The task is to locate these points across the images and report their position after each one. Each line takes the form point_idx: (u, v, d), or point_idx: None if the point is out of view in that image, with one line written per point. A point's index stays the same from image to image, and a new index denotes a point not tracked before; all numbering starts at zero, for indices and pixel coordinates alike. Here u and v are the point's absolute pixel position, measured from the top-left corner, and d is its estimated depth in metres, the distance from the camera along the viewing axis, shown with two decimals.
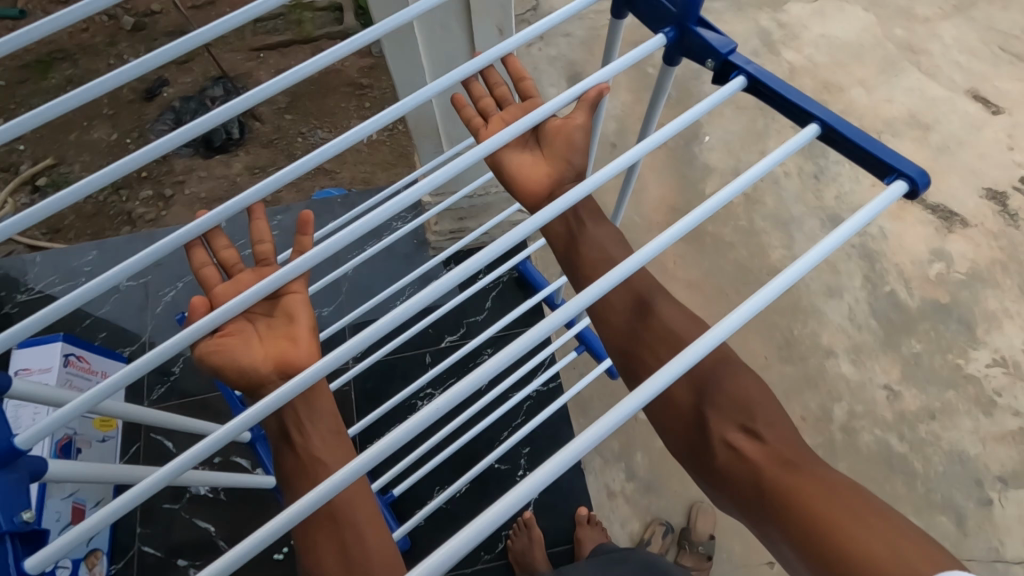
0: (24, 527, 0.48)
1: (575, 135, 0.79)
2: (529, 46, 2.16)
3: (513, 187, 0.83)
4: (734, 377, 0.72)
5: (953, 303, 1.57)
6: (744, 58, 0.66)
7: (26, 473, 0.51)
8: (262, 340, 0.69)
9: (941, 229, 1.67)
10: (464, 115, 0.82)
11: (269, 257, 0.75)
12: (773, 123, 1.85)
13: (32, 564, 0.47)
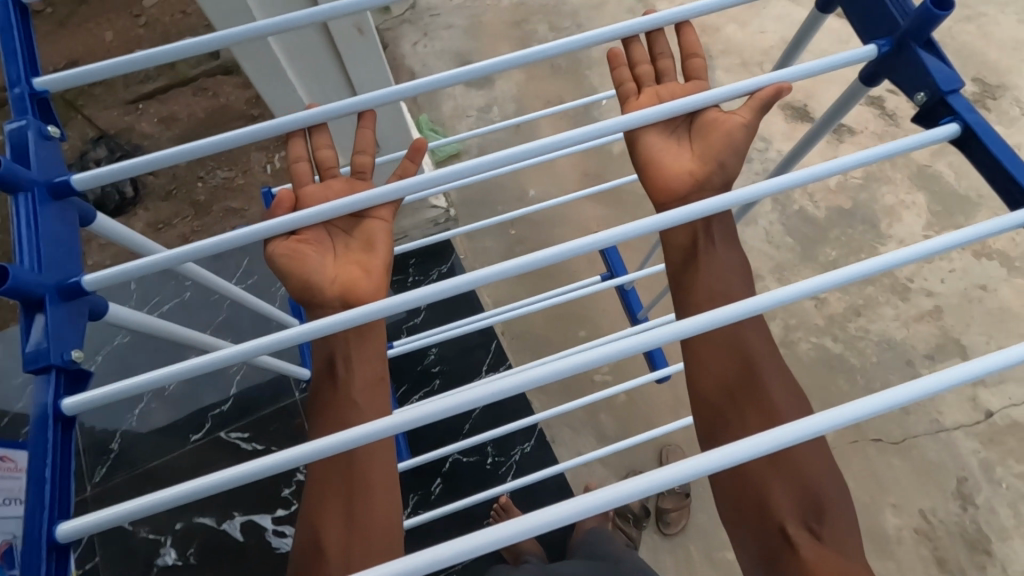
0: (72, 364, 0.52)
1: (738, 134, 0.76)
2: (414, 43, 2.14)
3: (648, 170, 0.82)
4: (819, 467, 0.68)
5: (856, 206, 1.67)
6: (965, 99, 0.59)
7: (83, 310, 0.56)
8: (337, 259, 0.79)
9: (833, 140, 1.78)
10: (618, 77, 0.85)
11: (364, 170, 0.82)
12: None
13: (69, 405, 0.49)
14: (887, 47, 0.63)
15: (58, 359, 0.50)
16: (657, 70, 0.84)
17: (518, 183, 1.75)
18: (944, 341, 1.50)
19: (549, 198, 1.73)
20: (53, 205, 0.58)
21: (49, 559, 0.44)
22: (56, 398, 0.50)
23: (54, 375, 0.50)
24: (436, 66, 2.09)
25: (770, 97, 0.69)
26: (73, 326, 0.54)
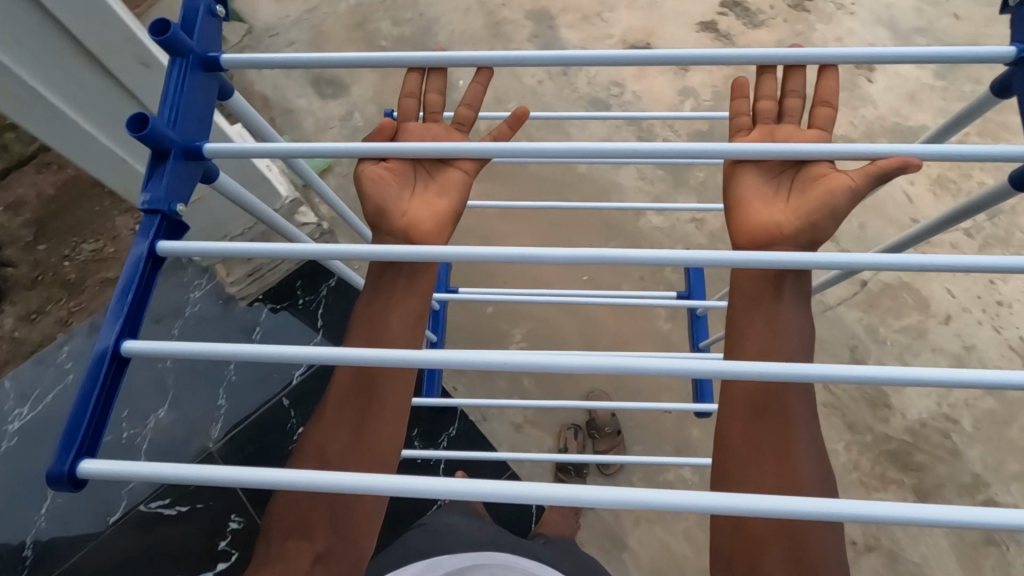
0: (176, 215, 0.58)
1: (839, 199, 0.71)
2: (259, 68, 2.08)
3: (738, 206, 0.80)
4: (825, 538, 0.65)
5: (712, 127, 1.80)
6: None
7: (200, 171, 0.62)
8: (412, 199, 0.85)
9: (679, 72, 1.90)
10: (735, 106, 0.84)
11: (464, 122, 0.88)
12: (510, 45, 2.03)
13: (163, 249, 0.56)
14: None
15: (167, 207, 0.57)
16: (772, 108, 0.82)
17: None
18: None
19: None
20: (202, 75, 0.63)
21: (108, 367, 0.52)
22: (152, 242, 0.56)
23: (159, 223, 0.57)
24: (287, 86, 2.01)
25: (891, 172, 0.62)
26: (186, 185, 0.60)
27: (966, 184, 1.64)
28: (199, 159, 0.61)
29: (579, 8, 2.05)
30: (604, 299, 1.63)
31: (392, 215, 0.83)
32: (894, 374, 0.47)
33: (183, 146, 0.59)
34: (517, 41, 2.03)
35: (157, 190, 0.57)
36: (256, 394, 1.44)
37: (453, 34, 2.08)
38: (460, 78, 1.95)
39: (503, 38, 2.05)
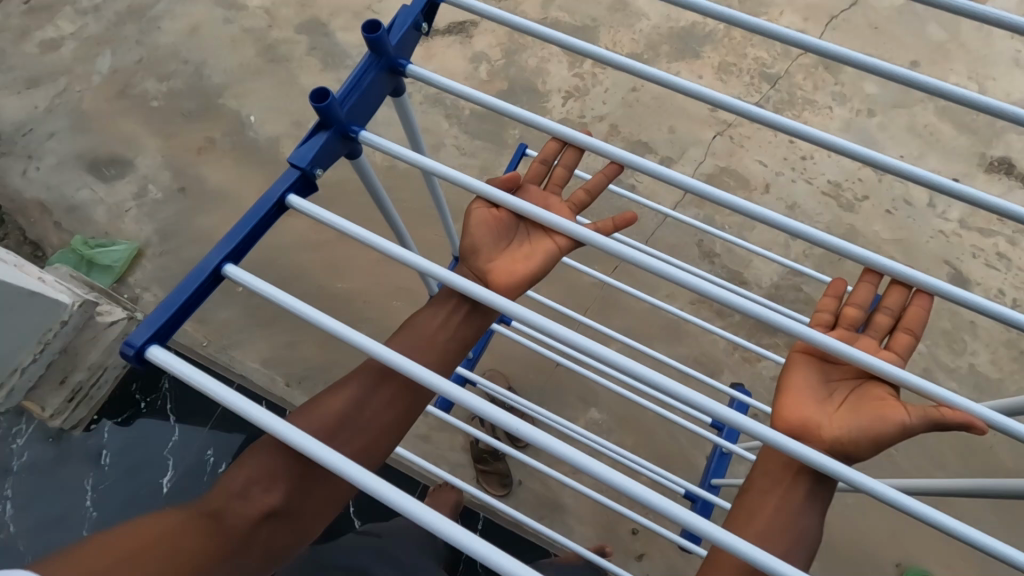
0: (313, 175, 0.73)
1: (888, 429, 0.69)
2: (21, 172, 1.83)
3: (783, 393, 0.76)
4: None
5: (512, 84, 1.81)
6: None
7: (345, 148, 0.76)
8: (502, 250, 0.87)
9: (464, 39, 1.89)
10: (818, 304, 0.80)
11: (577, 204, 0.89)
12: (291, 64, 1.92)
13: (295, 199, 0.70)
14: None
15: (307, 168, 0.72)
16: (855, 317, 0.77)
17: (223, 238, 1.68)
18: (632, 147, 1.69)
19: None
20: (375, 78, 0.76)
21: (213, 276, 0.67)
22: (288, 191, 0.72)
23: (299, 177, 0.72)
24: (62, 181, 1.80)
25: (958, 425, 0.65)
26: (325, 159, 0.74)
27: (745, 65, 1.77)
28: (351, 141, 0.76)
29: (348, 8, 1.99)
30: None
31: (479, 257, 0.85)
32: (745, 552, 0.49)
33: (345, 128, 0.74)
34: (297, 59, 1.93)
35: (305, 152, 0.72)
36: (127, 517, 1.19)
37: (224, 71, 1.92)
38: (250, 114, 1.84)
39: (280, 60, 1.93)
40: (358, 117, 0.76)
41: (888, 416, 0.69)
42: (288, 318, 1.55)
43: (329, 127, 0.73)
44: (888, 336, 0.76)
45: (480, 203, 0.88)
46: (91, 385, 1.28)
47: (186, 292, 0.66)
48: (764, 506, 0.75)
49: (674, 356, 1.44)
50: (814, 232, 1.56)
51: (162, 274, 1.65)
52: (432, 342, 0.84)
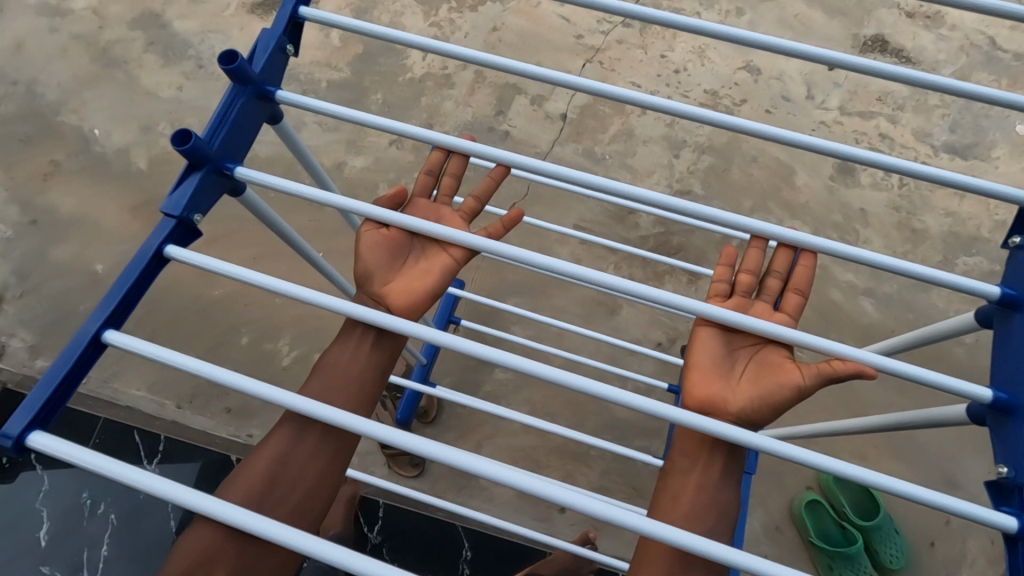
0: (189, 222, 0.62)
1: (787, 395, 0.63)
2: None
3: (689, 369, 0.68)
4: None
5: (368, 45, 1.68)
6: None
7: (226, 184, 0.65)
8: (395, 272, 0.73)
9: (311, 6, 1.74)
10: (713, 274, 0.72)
11: (468, 214, 0.76)
12: (129, 64, 1.75)
13: (172, 251, 0.59)
14: (998, 403, 0.51)
15: (182, 215, 0.61)
16: (751, 282, 0.70)
17: (86, 266, 1.56)
18: (502, 92, 1.59)
19: (127, 257, 1.56)
20: (247, 105, 0.65)
21: (87, 350, 0.56)
22: (163, 243, 0.60)
23: (174, 229, 0.61)
24: None
25: (848, 375, 0.59)
26: (203, 202, 0.63)
27: None
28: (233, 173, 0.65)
29: None
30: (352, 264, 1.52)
31: (375, 281, 0.72)
32: (674, 539, 0.47)
33: (219, 164, 0.63)
34: (135, 58, 1.76)
35: (178, 197, 0.61)
36: None
37: (57, 85, 1.74)
38: (94, 127, 1.69)
39: (117, 62, 1.76)
40: (235, 148, 0.65)
41: (786, 380, 0.64)
42: (170, 339, 1.46)
43: (203, 163, 0.62)
44: (784, 296, 0.69)
45: (369, 223, 0.74)
46: None
47: (61, 372, 0.55)
48: (689, 486, 0.69)
49: (570, 301, 1.40)
50: (696, 147, 1.50)
51: (27, 318, 1.51)
52: (341, 377, 0.74)
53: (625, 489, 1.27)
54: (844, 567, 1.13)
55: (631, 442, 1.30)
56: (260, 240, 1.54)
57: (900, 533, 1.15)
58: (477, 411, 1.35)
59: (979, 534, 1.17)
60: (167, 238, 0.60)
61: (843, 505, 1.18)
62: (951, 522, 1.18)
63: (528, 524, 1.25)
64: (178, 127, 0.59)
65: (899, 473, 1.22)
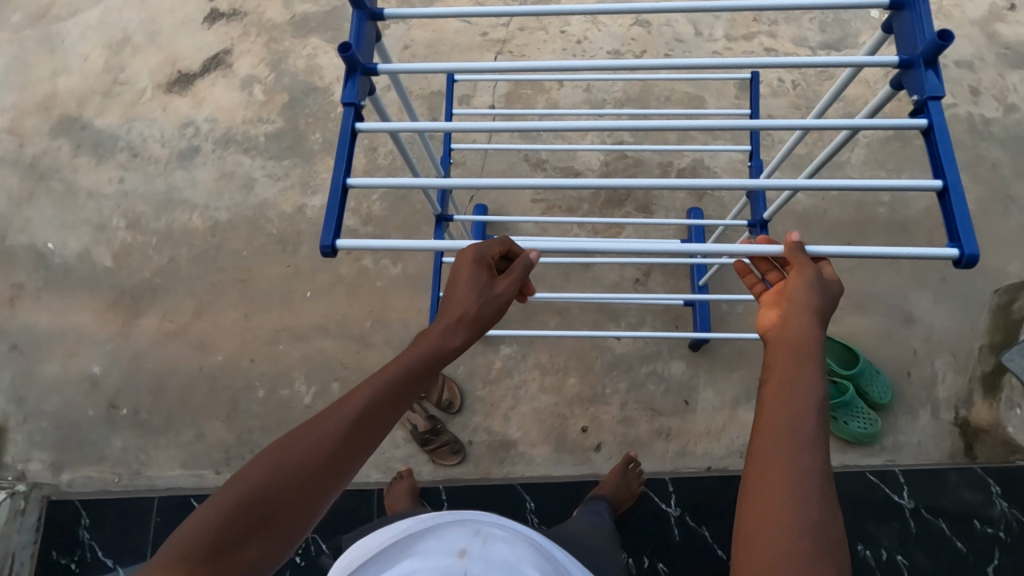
0: (359, 109, 0.80)
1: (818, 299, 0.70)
2: None
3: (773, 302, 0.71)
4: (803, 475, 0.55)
5: (293, 92, 1.77)
6: (941, 106, 0.71)
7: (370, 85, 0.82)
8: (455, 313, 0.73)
9: (225, 71, 1.81)
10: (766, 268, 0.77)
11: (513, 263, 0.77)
12: (62, 171, 1.76)
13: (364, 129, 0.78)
14: (904, 62, 0.73)
15: (356, 102, 0.78)
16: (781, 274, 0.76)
17: (79, 371, 1.56)
18: (430, 101, 1.70)
19: (116, 350, 1.57)
20: (369, 23, 0.82)
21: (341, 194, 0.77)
22: (350, 125, 0.78)
23: (352, 114, 0.79)
24: None
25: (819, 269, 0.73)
26: (363, 94, 0.81)
27: None
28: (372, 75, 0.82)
29: (93, 89, 1.84)
30: (348, 277, 1.58)
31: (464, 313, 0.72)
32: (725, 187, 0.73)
33: (366, 66, 0.80)
34: (66, 163, 1.77)
35: (349, 89, 0.78)
36: None
37: None
38: (47, 240, 1.69)
39: (49, 173, 1.76)
40: (370, 52, 0.82)
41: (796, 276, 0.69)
42: (188, 412, 1.50)
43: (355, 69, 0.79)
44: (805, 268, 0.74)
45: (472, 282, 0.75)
46: (26, 553, 1.35)
47: (332, 216, 0.76)
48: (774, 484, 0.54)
49: (545, 267, 1.50)
50: (615, 103, 1.65)
51: (37, 438, 1.50)
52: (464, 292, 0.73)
53: (646, 412, 1.39)
54: (848, 414, 1.29)
55: (638, 370, 1.42)
56: (245, 297, 1.58)
57: (881, 372, 1.33)
58: (496, 388, 1.43)
59: (942, 354, 1.36)
60: (351, 120, 0.78)
61: (828, 363, 1.34)
62: (917, 351, 1.37)
63: (571, 471, 1.36)
64: (337, 41, 0.76)
65: (863, 324, 1.40)
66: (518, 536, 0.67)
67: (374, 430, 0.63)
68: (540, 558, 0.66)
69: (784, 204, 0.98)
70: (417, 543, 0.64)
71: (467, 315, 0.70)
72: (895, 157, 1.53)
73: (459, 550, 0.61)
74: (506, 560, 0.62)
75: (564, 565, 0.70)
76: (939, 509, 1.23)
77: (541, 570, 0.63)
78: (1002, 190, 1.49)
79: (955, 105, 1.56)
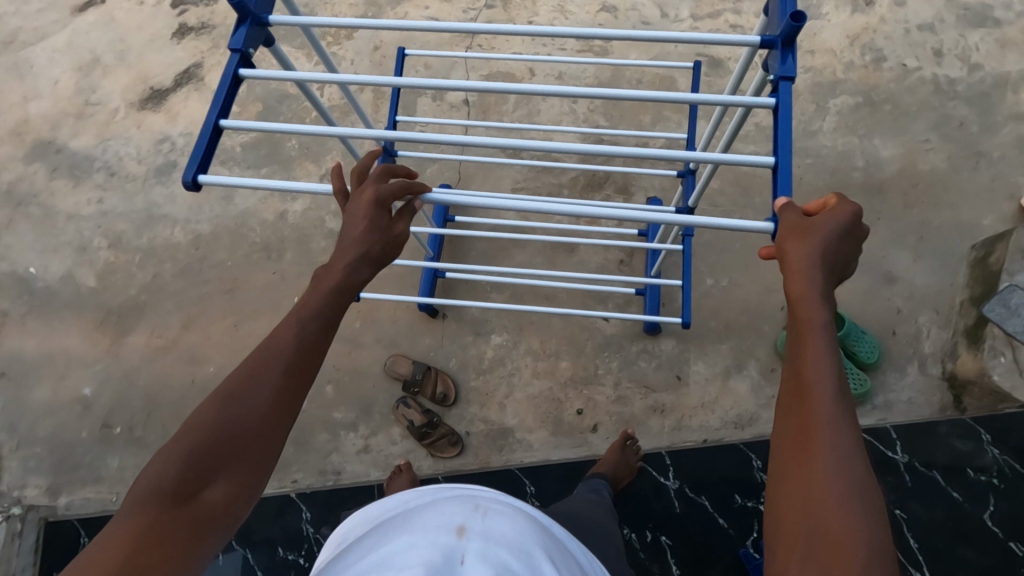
0: (247, 52, 0.81)
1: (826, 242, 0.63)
2: None
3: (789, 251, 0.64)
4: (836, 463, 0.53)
5: (267, 101, 1.77)
6: (791, 87, 0.73)
7: (266, 34, 0.83)
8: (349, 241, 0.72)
9: (197, 85, 1.81)
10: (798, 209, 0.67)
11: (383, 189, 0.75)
12: (39, 195, 1.75)
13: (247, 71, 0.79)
14: (765, 42, 0.73)
15: (241, 47, 0.80)
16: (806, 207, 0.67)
17: (70, 392, 1.55)
18: (405, 99, 1.70)
19: (107, 370, 1.56)
20: None
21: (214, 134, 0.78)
22: (233, 69, 0.80)
23: (238, 56, 0.80)
24: None
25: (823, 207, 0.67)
26: (254, 43, 0.82)
27: None
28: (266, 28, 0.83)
29: (64, 113, 1.83)
30: None
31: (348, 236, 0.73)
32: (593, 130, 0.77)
33: (258, 16, 0.81)
34: (43, 188, 1.76)
35: (235, 35, 0.79)
36: None
37: None
38: (29, 266, 1.68)
39: (26, 199, 1.75)
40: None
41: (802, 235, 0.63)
42: (184, 425, 1.49)
43: (246, 17, 0.80)
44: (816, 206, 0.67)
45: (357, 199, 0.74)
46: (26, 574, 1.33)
47: (199, 151, 0.76)
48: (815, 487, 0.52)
49: (530, 254, 1.51)
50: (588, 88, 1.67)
51: (32, 464, 1.49)
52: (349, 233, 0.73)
53: (640, 390, 1.40)
54: None
55: (628, 349, 1.43)
56: (233, 306, 1.58)
57: (867, 332, 1.35)
58: (489, 377, 1.44)
59: (925, 310, 1.39)
60: (234, 61, 0.80)
61: None
62: (901, 310, 1.39)
63: (569, 454, 1.36)
64: None
65: (847, 287, 1.42)
66: (517, 511, 0.68)
67: (307, 360, 0.66)
68: (537, 532, 0.66)
69: (705, 185, 0.96)
70: (416, 520, 0.64)
71: (358, 250, 0.71)
72: (865, 123, 1.55)
73: (459, 526, 0.61)
74: (506, 532, 0.62)
75: (564, 541, 0.69)
76: (933, 461, 1.25)
77: (538, 545, 0.63)
78: (971, 147, 1.51)
79: (920, 67, 1.59)
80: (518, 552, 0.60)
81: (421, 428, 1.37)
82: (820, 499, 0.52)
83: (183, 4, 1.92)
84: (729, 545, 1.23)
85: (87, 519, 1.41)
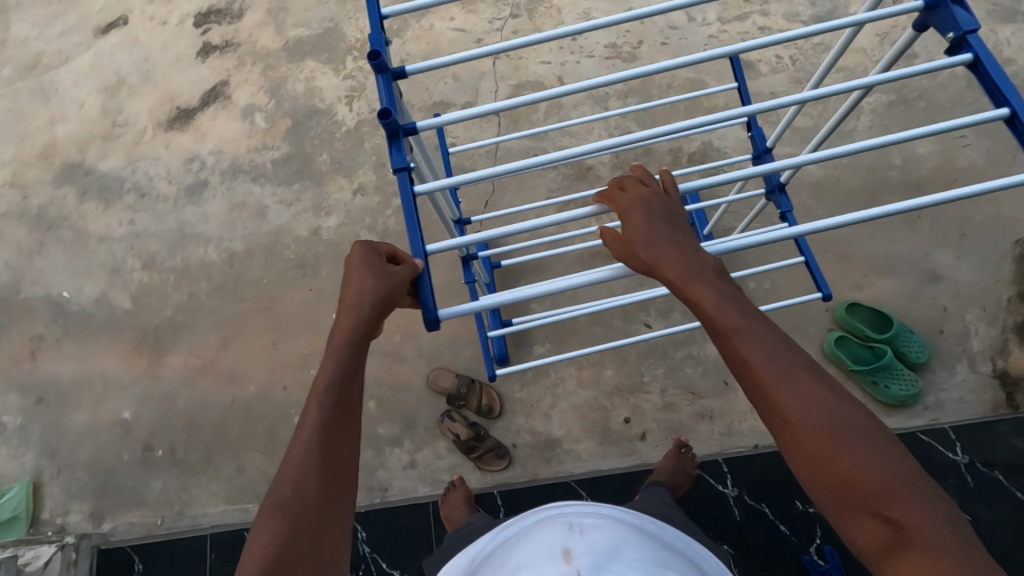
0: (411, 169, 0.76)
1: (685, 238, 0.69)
2: None
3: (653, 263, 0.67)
4: (833, 432, 0.57)
5: (295, 117, 1.77)
6: (981, 38, 0.70)
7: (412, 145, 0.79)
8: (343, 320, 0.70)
9: (224, 102, 1.82)
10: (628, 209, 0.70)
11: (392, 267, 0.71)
12: (71, 217, 1.75)
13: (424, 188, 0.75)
14: (929, 4, 0.71)
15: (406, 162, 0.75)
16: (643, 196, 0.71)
17: (110, 416, 1.54)
18: (433, 111, 1.73)
19: (146, 392, 1.55)
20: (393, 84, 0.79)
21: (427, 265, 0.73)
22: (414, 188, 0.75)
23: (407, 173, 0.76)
24: None
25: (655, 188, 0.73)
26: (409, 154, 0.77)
27: None
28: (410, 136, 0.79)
29: (91, 134, 1.83)
30: None
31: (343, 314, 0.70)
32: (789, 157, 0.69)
33: (407, 127, 0.76)
34: (74, 210, 1.75)
35: (397, 154, 0.75)
36: None
37: (5, 266, 1.70)
38: (62, 289, 1.67)
39: (57, 222, 1.74)
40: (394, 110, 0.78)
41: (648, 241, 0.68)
42: (226, 446, 1.48)
43: (396, 132, 0.76)
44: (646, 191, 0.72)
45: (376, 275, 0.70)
46: None
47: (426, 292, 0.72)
48: (844, 462, 0.56)
49: (568, 263, 1.50)
50: (618, 95, 1.67)
51: (74, 490, 1.48)
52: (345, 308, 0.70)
53: (687, 397, 1.39)
54: (888, 377, 1.30)
55: (672, 355, 1.42)
56: (271, 325, 1.57)
57: (916, 332, 1.34)
58: (533, 388, 1.43)
59: (972, 307, 1.38)
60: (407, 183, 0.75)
61: (863, 330, 1.35)
62: (947, 308, 1.38)
63: (619, 463, 1.35)
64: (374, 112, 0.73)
65: (890, 287, 1.41)
66: (612, 520, 0.67)
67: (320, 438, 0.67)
68: (640, 536, 0.65)
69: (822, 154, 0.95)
70: (517, 555, 0.63)
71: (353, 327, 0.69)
72: (899, 121, 1.54)
73: (564, 552, 0.60)
74: (614, 548, 0.61)
75: (665, 535, 0.70)
76: (993, 461, 1.24)
77: (646, 550, 0.63)
78: (1008, 141, 1.51)
79: (951, 64, 1.59)
80: (633, 570, 0.59)
81: (468, 442, 1.37)
82: (850, 468, 0.56)
83: (207, 22, 1.92)
84: (791, 552, 1.23)
85: (138, 545, 1.40)
